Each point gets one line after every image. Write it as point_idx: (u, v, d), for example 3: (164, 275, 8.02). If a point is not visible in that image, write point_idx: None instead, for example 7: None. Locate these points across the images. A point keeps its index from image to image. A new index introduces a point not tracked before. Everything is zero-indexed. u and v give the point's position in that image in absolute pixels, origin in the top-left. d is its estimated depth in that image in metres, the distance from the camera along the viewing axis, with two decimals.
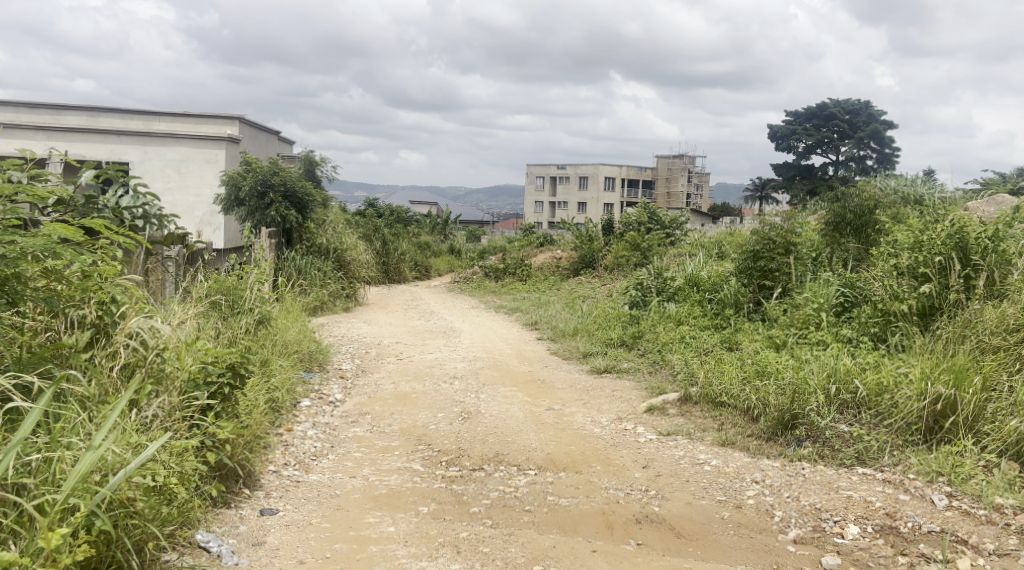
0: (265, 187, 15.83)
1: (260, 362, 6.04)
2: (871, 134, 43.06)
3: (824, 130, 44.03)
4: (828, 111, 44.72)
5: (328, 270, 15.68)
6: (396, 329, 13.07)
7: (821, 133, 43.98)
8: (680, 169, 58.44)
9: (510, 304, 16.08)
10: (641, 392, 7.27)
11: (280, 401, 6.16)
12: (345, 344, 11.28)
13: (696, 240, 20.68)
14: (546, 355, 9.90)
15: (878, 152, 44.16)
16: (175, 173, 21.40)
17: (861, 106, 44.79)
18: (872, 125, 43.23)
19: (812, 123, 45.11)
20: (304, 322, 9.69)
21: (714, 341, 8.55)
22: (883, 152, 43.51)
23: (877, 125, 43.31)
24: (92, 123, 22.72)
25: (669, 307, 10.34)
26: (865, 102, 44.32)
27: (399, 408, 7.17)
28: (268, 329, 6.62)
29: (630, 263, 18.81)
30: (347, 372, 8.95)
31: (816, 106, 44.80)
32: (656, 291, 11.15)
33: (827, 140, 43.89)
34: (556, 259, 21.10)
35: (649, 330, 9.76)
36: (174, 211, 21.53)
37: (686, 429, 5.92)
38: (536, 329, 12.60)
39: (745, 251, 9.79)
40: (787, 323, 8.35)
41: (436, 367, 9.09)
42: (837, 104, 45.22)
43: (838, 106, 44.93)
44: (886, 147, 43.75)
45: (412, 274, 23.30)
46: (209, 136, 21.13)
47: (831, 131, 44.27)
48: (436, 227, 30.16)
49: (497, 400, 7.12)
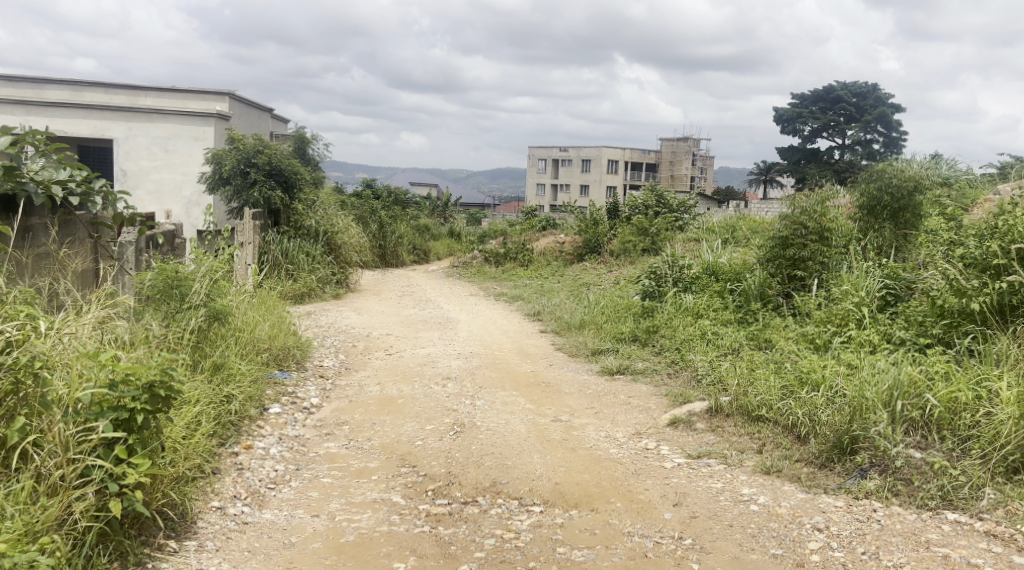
0: (249, 165, 14.89)
1: (209, 370, 5.11)
2: (878, 118, 41.98)
3: (831, 114, 42.89)
4: (835, 94, 43.56)
5: (318, 254, 14.75)
6: (389, 319, 12.15)
7: (827, 117, 42.82)
8: (686, 150, 57.16)
9: (511, 291, 15.13)
10: (662, 399, 6.33)
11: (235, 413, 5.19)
12: (331, 337, 10.32)
13: (706, 225, 19.69)
14: (551, 351, 8.97)
15: (886, 136, 43.06)
16: (161, 150, 20.29)
17: (868, 88, 43.69)
18: (879, 108, 42.08)
19: (818, 106, 43.97)
20: (280, 313, 8.71)
21: (741, 339, 7.60)
22: (891, 135, 42.44)
23: (885, 108, 42.19)
24: (75, 97, 21.66)
25: (686, 299, 9.39)
26: (874, 84, 43.19)
27: (381, 415, 6.24)
28: (223, 327, 5.64)
29: (638, 248, 17.89)
30: (328, 371, 8.01)
31: (823, 88, 43.62)
32: (669, 280, 10.16)
33: (834, 123, 42.76)
34: (559, 244, 20.13)
35: (662, 326, 8.79)
36: (160, 190, 20.47)
37: (720, 450, 4.98)
38: (539, 320, 11.66)
39: (772, 236, 8.78)
40: (824, 318, 7.38)
41: (428, 366, 8.15)
42: (844, 86, 44.04)
43: (846, 89, 43.79)
44: (894, 131, 42.68)
45: (410, 258, 22.35)
46: (197, 111, 20.09)
47: (838, 115, 43.14)
48: (435, 210, 29.18)
49: (495, 410, 6.16)
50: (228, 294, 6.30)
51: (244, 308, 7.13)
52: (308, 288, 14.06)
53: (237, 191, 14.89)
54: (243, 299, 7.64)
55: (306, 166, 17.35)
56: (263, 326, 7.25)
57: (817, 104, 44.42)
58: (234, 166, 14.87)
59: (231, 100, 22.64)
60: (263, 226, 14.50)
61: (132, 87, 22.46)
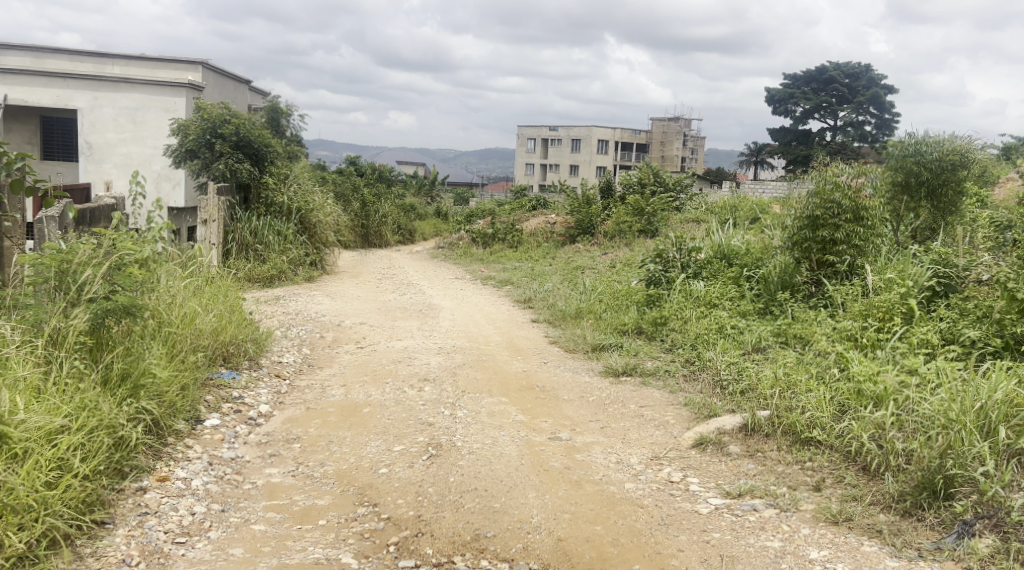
0: (215, 136, 13.68)
1: (109, 389, 4.05)
2: (871, 99, 40.91)
3: (823, 95, 41.80)
4: (828, 74, 42.43)
5: (290, 233, 13.58)
6: (364, 305, 11.01)
7: (819, 98, 41.74)
8: (677, 130, 55.84)
9: (500, 274, 14.03)
10: (683, 412, 5.26)
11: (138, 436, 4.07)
12: (298, 327, 9.19)
13: (705, 207, 18.56)
14: (544, 345, 7.87)
15: (878, 118, 41.99)
16: (129, 122, 18.75)
17: (862, 69, 42.55)
18: (872, 89, 40.97)
19: (811, 87, 42.88)
20: (236, 301, 7.55)
21: (767, 336, 6.57)
22: (883, 117, 41.41)
23: (878, 89, 41.06)
24: (38, 64, 20.27)
25: (697, 286, 8.30)
26: (868, 65, 42.08)
27: (341, 429, 5.13)
28: (133, 323, 4.45)
29: (634, 229, 16.79)
30: (285, 370, 6.88)
31: (815, 68, 42.49)
32: (677, 265, 9.03)
33: (826, 105, 41.71)
34: (550, 224, 18.96)
35: (672, 317, 7.72)
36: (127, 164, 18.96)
37: (767, 486, 3.94)
38: (531, 308, 10.53)
39: (796, 215, 7.68)
40: (864, 311, 6.33)
41: (404, 363, 7.06)
42: (836, 67, 42.93)
43: (839, 69, 42.67)
44: (887, 113, 41.64)
45: (394, 238, 21.14)
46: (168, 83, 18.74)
47: (830, 96, 42.06)
48: (422, 189, 27.94)
49: (479, 424, 5.06)
50: (144, 282, 5.17)
51: (179, 295, 5.96)
52: (278, 270, 12.96)
53: (201, 164, 13.67)
54: (185, 284, 6.48)
55: (279, 138, 16.08)
56: (206, 318, 6.12)
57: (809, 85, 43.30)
58: (199, 137, 13.64)
59: (203, 70, 21.28)
60: (230, 202, 13.32)
61: (98, 53, 21.10)
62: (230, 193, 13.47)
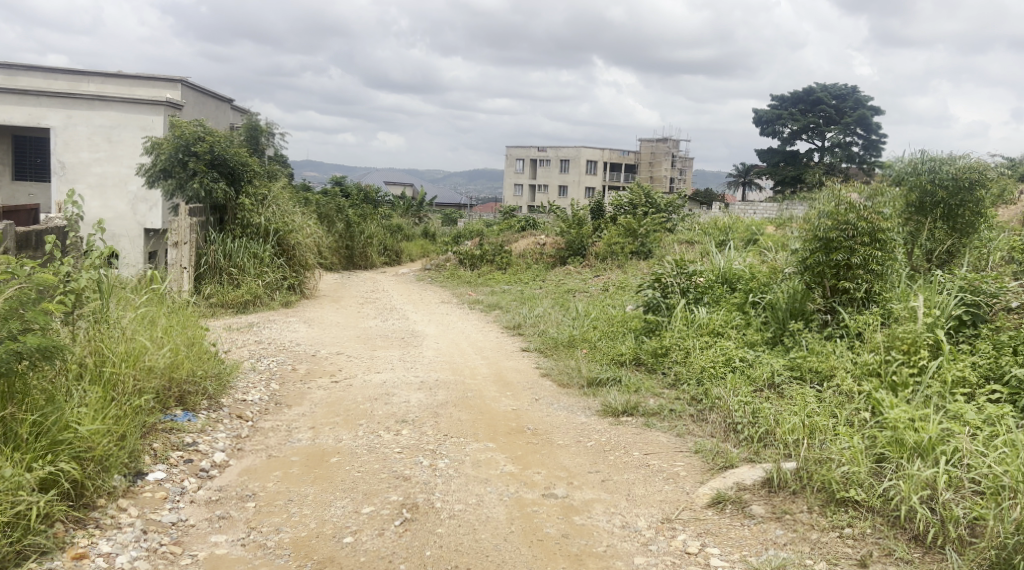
0: (188, 154, 13.03)
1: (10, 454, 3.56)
2: (858, 121, 40.69)
3: (811, 116, 41.60)
4: (814, 95, 42.22)
5: (267, 256, 12.95)
6: (344, 332, 10.38)
7: (806, 119, 41.51)
8: (665, 151, 55.38)
9: (488, 298, 13.44)
10: (695, 461, 4.64)
11: (47, 506, 3.57)
12: (270, 358, 8.55)
13: (698, 228, 18.03)
14: (535, 379, 7.27)
15: (865, 139, 41.83)
16: (105, 141, 17.60)
17: (848, 91, 42.36)
18: (859, 110, 40.78)
19: (798, 108, 42.70)
20: (198, 329, 6.89)
21: (780, 369, 6.04)
22: (870, 139, 41.26)
23: (865, 110, 40.89)
24: (10, 82, 19.61)
25: (700, 313, 7.73)
26: (854, 86, 41.91)
27: (305, 483, 4.49)
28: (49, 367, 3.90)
29: (626, 251, 16.25)
30: (248, 410, 6.22)
31: (802, 90, 42.30)
32: (676, 290, 8.40)
33: (814, 125, 41.50)
34: (539, 245, 18.39)
35: (674, 347, 7.16)
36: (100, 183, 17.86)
37: (802, 562, 3.38)
38: (520, 335, 9.92)
39: (806, 237, 7.15)
40: (885, 342, 5.78)
41: (382, 400, 6.42)
42: (823, 88, 42.73)
43: (825, 90, 42.48)
44: (874, 134, 41.46)
45: (380, 260, 20.52)
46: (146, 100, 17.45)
47: (817, 117, 41.87)
48: (409, 209, 27.35)
49: (462, 478, 4.41)
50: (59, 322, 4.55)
51: (124, 328, 5.32)
52: (253, 294, 12.31)
53: (175, 184, 13.06)
54: (134, 317, 5.85)
55: (258, 157, 15.45)
56: (157, 352, 5.50)
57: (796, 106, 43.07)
58: (172, 155, 13.03)
59: (183, 88, 20.68)
60: (203, 223, 12.71)
61: (73, 71, 20.49)
62: (203, 214, 12.81)
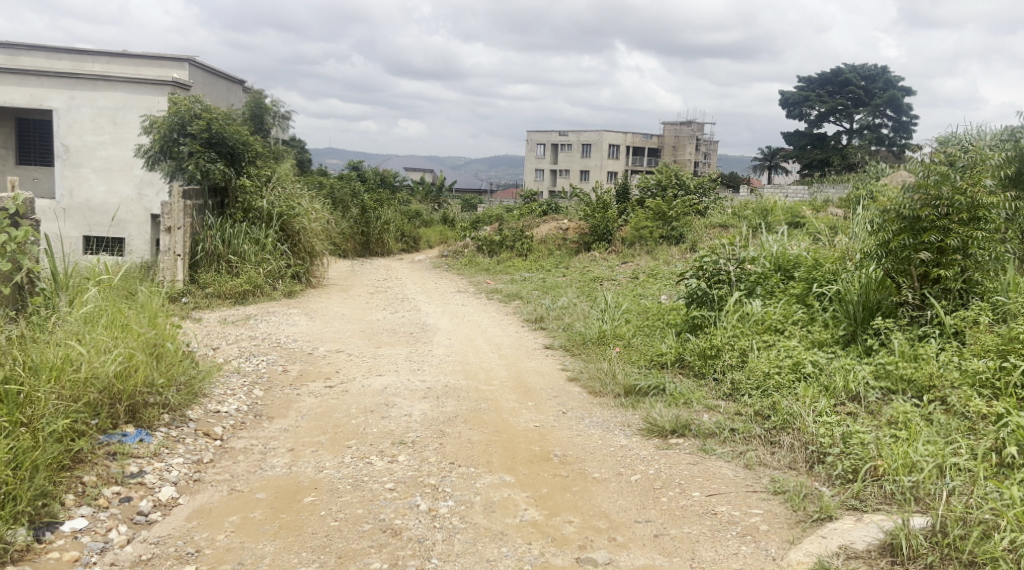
0: (183, 134, 11.95)
1: None
2: (889, 102, 38.95)
3: (839, 97, 39.87)
4: (843, 76, 40.52)
5: (268, 242, 11.96)
6: (348, 326, 9.38)
7: (835, 101, 39.75)
8: (690, 134, 53.67)
9: (507, 287, 12.39)
10: (775, 505, 3.56)
11: None
12: (260, 356, 7.54)
13: (732, 212, 16.78)
14: (561, 385, 6.19)
15: (896, 121, 40.10)
16: (110, 123, 15.51)
17: (878, 71, 40.49)
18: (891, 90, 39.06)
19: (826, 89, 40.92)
20: (167, 325, 5.82)
21: (865, 377, 4.92)
22: (902, 120, 39.46)
23: (897, 91, 39.11)
24: (11, 62, 18.78)
25: (756, 307, 6.59)
26: (885, 66, 40.08)
27: (264, 535, 3.50)
28: None
29: (655, 235, 15.11)
30: (217, 425, 5.18)
31: (831, 70, 40.52)
32: (727, 279, 7.20)
33: (843, 107, 39.76)
34: (562, 231, 17.27)
35: (727, 347, 6.06)
36: (107, 168, 15.56)
37: None
38: (543, 330, 8.84)
39: (886, 214, 5.98)
40: (1003, 345, 4.67)
41: (379, 414, 5.37)
42: (853, 68, 40.90)
43: (855, 71, 40.66)
44: (906, 116, 39.65)
45: (397, 246, 19.49)
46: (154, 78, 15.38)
47: (846, 99, 40.14)
48: (428, 195, 26.30)
49: (470, 533, 3.42)
50: None
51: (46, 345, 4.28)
52: (253, 284, 11.32)
53: (169, 166, 12.07)
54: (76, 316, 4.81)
55: (262, 137, 14.40)
56: (90, 359, 4.45)
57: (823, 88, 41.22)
58: (165, 134, 11.98)
59: (190, 67, 19.69)
60: (200, 206, 11.71)
61: (76, 50, 19.57)
62: (199, 197, 11.81)
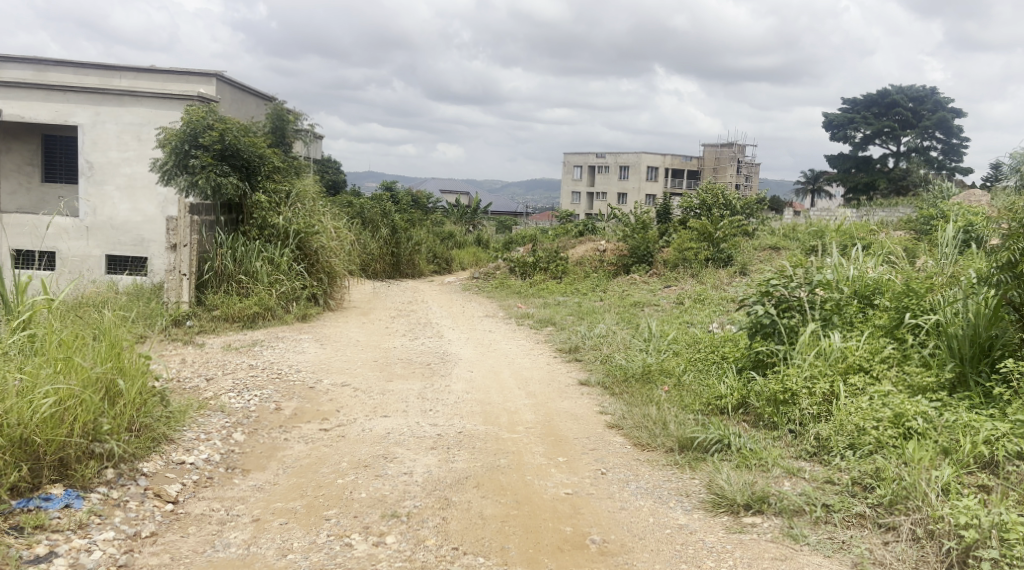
0: (195, 146, 11.15)
1: None
2: (937, 124, 37.12)
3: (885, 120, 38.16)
4: (890, 98, 38.64)
5: (283, 261, 11.04)
6: (362, 354, 8.43)
7: (880, 123, 38.04)
8: (730, 157, 51.31)
9: (539, 311, 11.36)
10: None
11: None
12: (254, 391, 6.57)
13: (783, 235, 15.55)
14: (599, 433, 5.13)
15: (945, 143, 38.25)
16: (136, 140, 13.00)
17: (927, 93, 38.42)
18: (940, 113, 37.25)
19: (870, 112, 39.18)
20: (135, 358, 4.86)
21: (1000, 438, 3.81)
22: (950, 143, 37.52)
23: (946, 113, 37.25)
24: (38, 77, 18.45)
25: (837, 341, 5.45)
26: (933, 87, 38.05)
27: None
28: None
29: (700, 257, 13.94)
30: (175, 484, 4.21)
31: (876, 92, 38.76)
32: (797, 307, 6.06)
33: (888, 130, 38.03)
34: (599, 252, 16.17)
35: (804, 390, 4.96)
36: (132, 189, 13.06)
37: None
38: (578, 361, 7.77)
39: (1008, 231, 4.87)
40: None
41: (375, 469, 4.36)
42: (899, 90, 39.03)
43: (901, 92, 38.82)
44: (955, 138, 37.72)
45: (428, 268, 18.63)
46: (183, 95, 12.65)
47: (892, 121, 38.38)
48: (463, 216, 25.40)
49: None
50: None
51: None
52: (264, 306, 10.43)
53: (183, 180, 11.23)
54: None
55: (281, 151, 13.59)
56: None
57: (869, 110, 39.46)
58: (176, 146, 11.16)
59: (218, 82, 19.11)
60: (211, 223, 10.87)
61: (104, 67, 19.16)
62: (211, 212, 10.96)
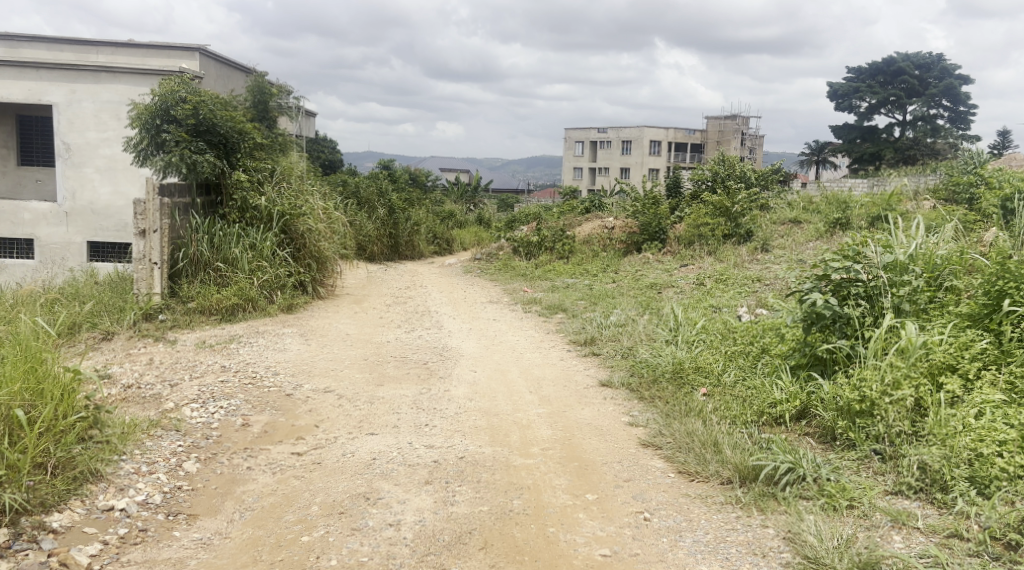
0: (167, 120, 9.94)
1: None
2: (946, 91, 35.73)
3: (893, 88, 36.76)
4: (895, 65, 36.87)
5: (266, 246, 9.99)
6: (352, 352, 7.45)
7: (888, 91, 36.65)
8: (734, 129, 49.95)
9: (545, 296, 10.35)
10: None
11: None
12: (220, 401, 5.58)
13: (803, 207, 14.47)
14: (634, 455, 4.14)
15: (954, 110, 36.88)
16: (116, 119, 11.63)
17: (932, 60, 36.68)
18: (949, 79, 35.85)
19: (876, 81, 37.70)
20: (59, 370, 3.91)
21: None
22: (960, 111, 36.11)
23: (954, 80, 35.83)
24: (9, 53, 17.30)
25: (917, 333, 4.39)
26: (938, 54, 36.25)
27: None
28: None
29: (717, 234, 12.90)
30: (92, 545, 3.31)
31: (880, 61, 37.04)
32: (865, 292, 4.99)
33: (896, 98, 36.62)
34: (607, 229, 15.11)
35: (887, 399, 3.98)
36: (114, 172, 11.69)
37: None
38: (596, 356, 6.79)
39: None
40: None
41: (351, 518, 3.42)
42: (906, 57, 36.79)
43: (906, 60, 36.81)
44: (965, 105, 36.33)
45: (428, 249, 17.62)
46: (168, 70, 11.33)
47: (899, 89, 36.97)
48: (463, 195, 24.27)
49: None
50: None
51: None
52: (245, 297, 9.46)
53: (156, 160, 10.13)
54: None
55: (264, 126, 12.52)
56: None
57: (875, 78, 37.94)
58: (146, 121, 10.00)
59: (200, 55, 17.91)
60: (185, 205, 9.82)
61: (80, 42, 18.00)
62: (185, 193, 9.88)
